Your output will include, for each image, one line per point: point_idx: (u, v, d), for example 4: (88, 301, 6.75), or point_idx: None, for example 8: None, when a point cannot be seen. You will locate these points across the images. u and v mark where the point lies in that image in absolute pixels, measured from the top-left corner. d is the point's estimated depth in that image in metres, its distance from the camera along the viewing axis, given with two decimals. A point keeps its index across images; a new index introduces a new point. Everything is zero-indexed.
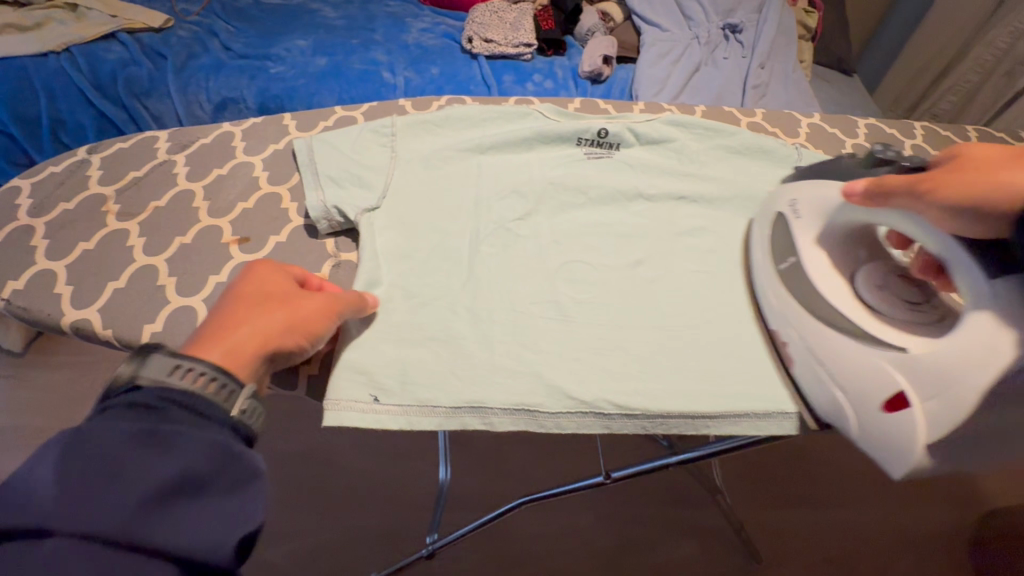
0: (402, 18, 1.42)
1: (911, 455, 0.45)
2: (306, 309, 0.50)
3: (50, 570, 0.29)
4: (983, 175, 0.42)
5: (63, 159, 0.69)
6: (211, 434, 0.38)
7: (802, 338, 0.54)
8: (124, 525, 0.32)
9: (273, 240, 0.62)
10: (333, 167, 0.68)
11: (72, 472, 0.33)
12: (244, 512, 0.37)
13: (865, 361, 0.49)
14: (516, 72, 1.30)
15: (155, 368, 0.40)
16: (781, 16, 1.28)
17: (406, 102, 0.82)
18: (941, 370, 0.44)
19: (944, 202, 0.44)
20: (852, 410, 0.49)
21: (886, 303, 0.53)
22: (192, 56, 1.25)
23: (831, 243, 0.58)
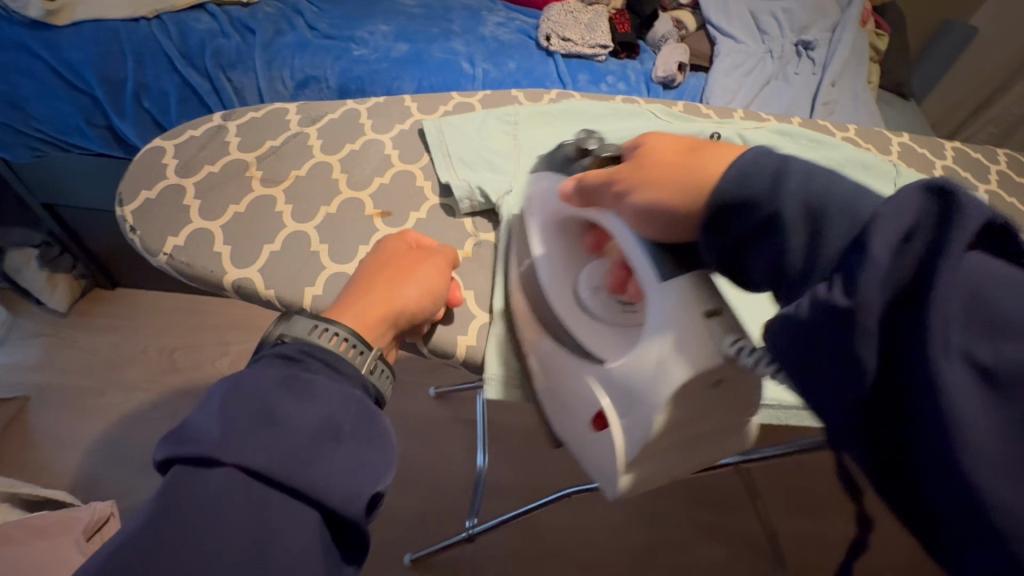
0: (478, 11, 1.44)
1: (619, 474, 0.48)
2: (421, 275, 0.54)
3: (216, 500, 0.32)
4: (671, 175, 0.46)
5: (202, 124, 0.71)
6: (341, 393, 0.41)
7: (538, 347, 0.55)
8: (275, 463, 0.34)
9: (414, 216, 0.65)
10: (467, 150, 0.71)
11: (231, 409, 0.37)
12: (377, 465, 0.39)
13: (580, 379, 0.51)
14: (591, 72, 1.32)
15: (298, 328, 0.45)
16: (854, 37, 1.31)
17: (518, 93, 0.84)
18: (624, 385, 0.47)
19: (639, 201, 0.48)
20: (579, 423, 0.52)
21: (596, 305, 0.55)
22: (278, 33, 1.28)
23: (555, 248, 0.59)
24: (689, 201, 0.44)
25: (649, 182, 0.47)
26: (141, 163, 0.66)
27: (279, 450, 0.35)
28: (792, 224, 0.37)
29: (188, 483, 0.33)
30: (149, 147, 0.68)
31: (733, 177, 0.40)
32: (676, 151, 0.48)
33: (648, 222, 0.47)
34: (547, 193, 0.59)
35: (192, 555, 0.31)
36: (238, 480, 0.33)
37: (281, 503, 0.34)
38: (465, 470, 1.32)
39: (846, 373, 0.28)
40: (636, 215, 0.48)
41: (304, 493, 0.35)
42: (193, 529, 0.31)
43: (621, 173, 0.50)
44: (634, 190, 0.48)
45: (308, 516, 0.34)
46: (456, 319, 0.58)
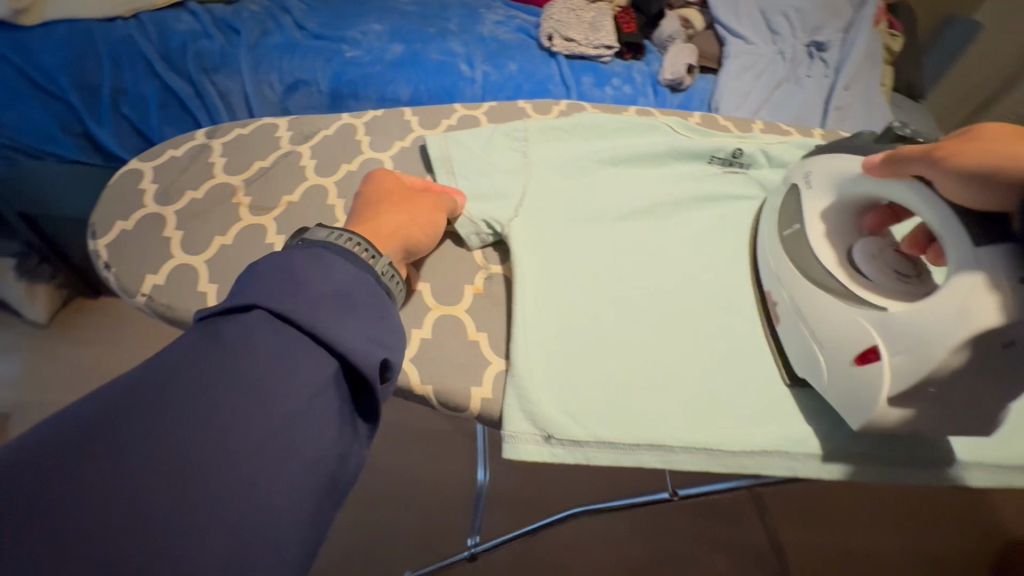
0: (476, 9, 1.38)
1: (876, 406, 0.47)
2: (421, 207, 0.56)
3: (249, 335, 0.34)
4: (1004, 148, 0.41)
5: (184, 142, 0.65)
6: (351, 272, 0.44)
7: (789, 297, 0.56)
8: (304, 311, 0.37)
9: None
10: (474, 173, 0.65)
11: (258, 277, 0.39)
12: (383, 341, 0.42)
13: (846, 318, 0.50)
14: (596, 74, 1.27)
15: (317, 234, 0.47)
16: (869, 37, 1.26)
17: (526, 104, 0.79)
18: (913, 329, 0.45)
19: (963, 167, 0.43)
20: (829, 373, 0.51)
21: (870, 269, 0.53)
22: (264, 34, 1.20)
23: (834, 215, 0.58)
24: (1013, 171, 0.40)
25: (963, 152, 0.43)
26: (117, 188, 0.60)
27: (307, 319, 0.37)
28: None
29: (219, 331, 0.35)
30: (126, 169, 0.62)
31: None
32: (1008, 129, 0.43)
33: (971, 190, 0.43)
34: (834, 164, 0.58)
35: (192, 399, 0.30)
36: (255, 344, 0.34)
37: (288, 387, 0.33)
38: (465, 484, 1.27)
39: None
40: (952, 176, 0.43)
41: (309, 385, 0.35)
42: (203, 377, 0.32)
43: (948, 143, 0.45)
44: (963, 159, 0.43)
45: (329, 361, 0.37)
46: (466, 367, 0.53)
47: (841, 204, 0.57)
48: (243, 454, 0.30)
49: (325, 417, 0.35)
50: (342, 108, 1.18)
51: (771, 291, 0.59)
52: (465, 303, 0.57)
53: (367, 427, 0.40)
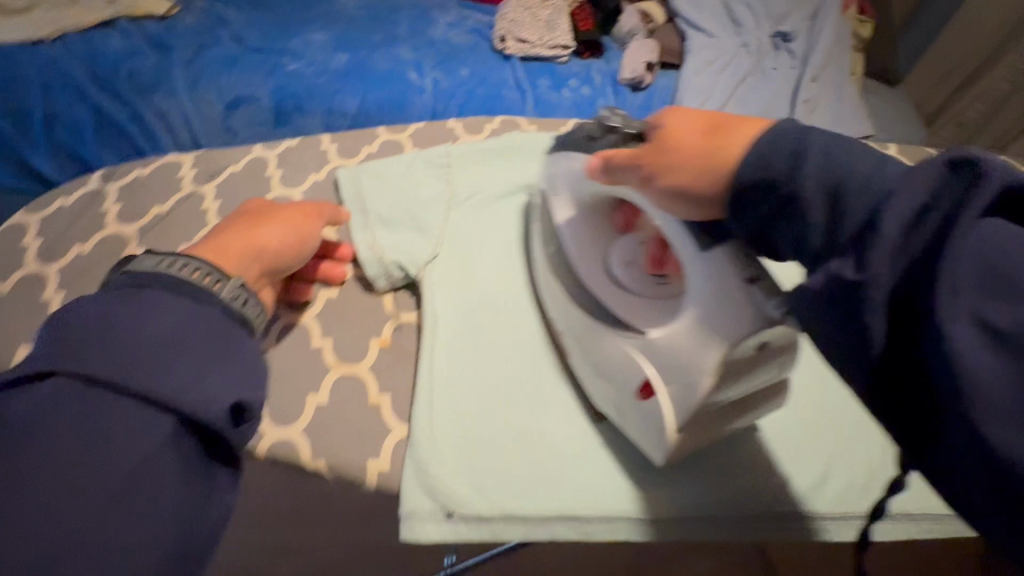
0: (427, 10, 1.32)
1: (669, 437, 0.55)
2: (288, 225, 0.55)
3: (53, 405, 0.34)
4: (686, 157, 0.48)
5: (80, 189, 0.62)
6: (192, 309, 0.42)
7: (570, 326, 0.63)
8: (117, 370, 0.36)
9: (325, 296, 0.64)
10: (389, 207, 0.67)
11: (62, 333, 0.37)
12: (223, 379, 0.40)
13: (610, 349, 0.59)
14: (552, 76, 1.22)
15: (148, 262, 0.44)
16: (838, 25, 1.19)
17: (455, 123, 0.75)
18: (672, 355, 0.54)
19: (665, 184, 0.51)
20: (608, 390, 0.59)
21: (630, 281, 0.61)
22: (201, 48, 1.14)
23: (575, 225, 0.66)
24: (698, 192, 0.48)
25: (667, 169, 0.50)
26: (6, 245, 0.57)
27: (119, 374, 0.36)
28: (813, 209, 0.41)
29: (45, 395, 0.35)
30: (16, 223, 0.59)
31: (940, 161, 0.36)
32: (692, 126, 0.49)
33: (681, 202, 0.50)
34: (571, 166, 0.63)
35: (9, 482, 0.32)
36: (83, 413, 0.34)
37: (113, 460, 0.34)
38: None
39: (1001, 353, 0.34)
40: (667, 194, 0.51)
41: (137, 453, 0.34)
42: (25, 457, 0.32)
43: (648, 153, 0.52)
44: (663, 173, 0.51)
45: (156, 422, 0.36)
46: None
47: (580, 208, 0.65)
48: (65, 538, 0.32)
49: (163, 481, 0.35)
50: (288, 123, 1.13)
51: (556, 319, 0.65)
52: (367, 359, 0.60)
53: (226, 473, 0.40)
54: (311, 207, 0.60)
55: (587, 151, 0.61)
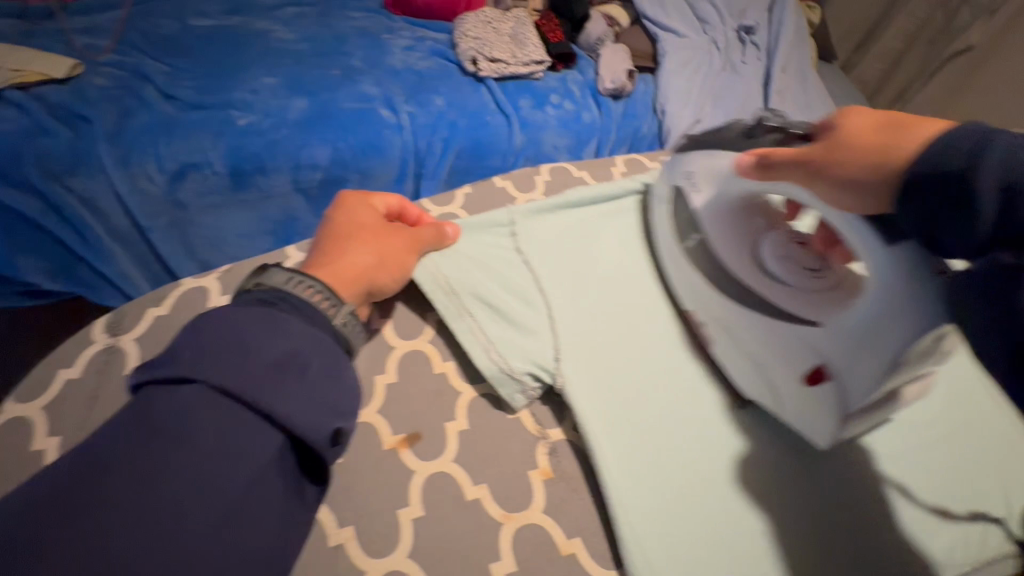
0: (377, 35, 1.19)
1: (833, 427, 0.51)
2: (393, 244, 0.51)
3: (182, 413, 0.32)
4: (861, 149, 0.43)
5: (78, 351, 0.47)
6: (314, 335, 0.40)
7: (715, 315, 0.59)
8: (248, 388, 0.34)
9: (452, 429, 0.46)
10: (485, 292, 0.54)
11: (187, 340, 0.36)
12: (335, 405, 0.38)
13: (781, 337, 0.55)
14: (532, 95, 1.15)
15: (271, 278, 0.42)
16: (793, 16, 1.24)
17: (503, 181, 0.68)
18: (855, 342, 0.49)
19: (837, 174, 0.45)
20: (809, 398, 0.53)
21: (787, 273, 0.55)
22: (125, 114, 0.94)
23: (716, 222, 0.60)
24: (873, 181, 0.42)
25: (841, 161, 0.45)
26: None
27: (247, 390, 0.34)
28: (986, 200, 0.35)
29: (151, 407, 0.33)
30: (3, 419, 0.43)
31: (926, 161, 0.38)
32: (865, 127, 0.44)
33: (841, 196, 0.45)
34: (714, 165, 0.58)
35: (146, 483, 0.30)
36: (187, 433, 0.31)
37: (220, 483, 0.31)
38: None
39: (1005, 314, 0.35)
40: (829, 190, 0.46)
41: (247, 471, 0.33)
42: (133, 477, 0.30)
43: (821, 153, 0.46)
44: (836, 168, 0.45)
45: (272, 437, 0.34)
46: None
47: (725, 206, 0.58)
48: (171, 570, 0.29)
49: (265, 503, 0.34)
50: (249, 186, 0.98)
51: (695, 312, 0.60)
52: (540, 500, 0.44)
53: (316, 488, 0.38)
54: (421, 232, 0.55)
55: (739, 150, 0.56)
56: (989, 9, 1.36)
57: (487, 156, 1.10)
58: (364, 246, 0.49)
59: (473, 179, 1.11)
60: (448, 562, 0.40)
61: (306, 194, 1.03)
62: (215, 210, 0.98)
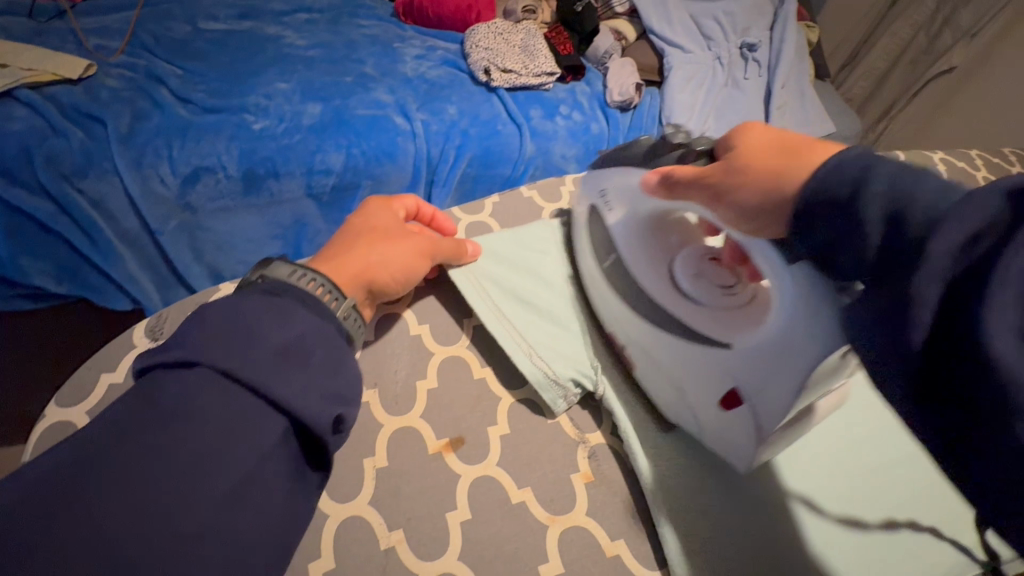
0: (389, 43, 1.20)
1: (749, 455, 0.47)
2: (404, 246, 0.51)
3: (188, 396, 0.31)
4: (766, 169, 0.39)
5: (119, 355, 0.47)
6: (318, 323, 0.39)
7: (638, 339, 0.53)
8: (251, 370, 0.33)
9: (494, 433, 0.48)
10: (527, 300, 0.57)
11: (196, 323, 0.35)
12: (339, 393, 0.37)
13: (692, 360, 0.49)
14: (542, 105, 1.17)
15: (279, 270, 0.42)
16: (794, 35, 1.29)
17: (530, 190, 0.70)
18: (769, 365, 0.43)
19: (738, 195, 0.41)
20: (707, 424, 0.49)
21: (698, 292, 0.50)
22: (138, 117, 0.92)
23: (626, 239, 0.54)
24: (767, 207, 0.39)
25: (746, 182, 0.40)
26: None
27: (252, 372, 0.33)
28: (868, 212, 0.32)
29: (155, 388, 0.31)
30: (48, 424, 0.43)
31: (815, 185, 0.35)
32: (769, 148, 0.40)
33: (748, 218, 0.41)
34: (626, 182, 0.52)
35: (144, 464, 0.28)
36: (189, 415, 0.30)
37: (224, 467, 0.30)
38: None
39: (892, 335, 0.29)
40: (733, 212, 0.42)
41: (250, 455, 0.31)
42: (134, 459, 0.28)
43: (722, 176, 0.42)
44: (733, 190, 0.41)
45: (277, 422, 0.33)
46: None
47: (638, 226, 0.53)
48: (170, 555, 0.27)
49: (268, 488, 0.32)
50: (261, 190, 0.97)
51: (615, 334, 0.55)
52: (583, 503, 0.45)
53: (316, 476, 0.37)
54: (438, 241, 0.54)
55: (648, 167, 0.51)
56: (969, 32, 1.38)
57: (497, 165, 1.12)
58: (372, 245, 0.49)
59: (491, 190, 1.14)
60: (498, 563, 0.41)
61: (317, 199, 1.02)
62: (224, 214, 0.97)
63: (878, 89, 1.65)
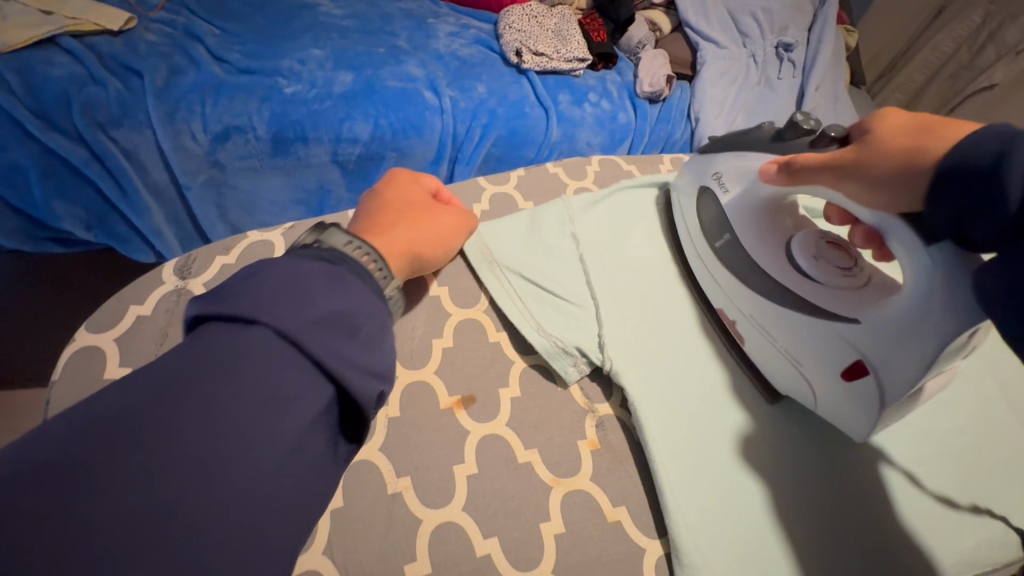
0: (423, 19, 1.20)
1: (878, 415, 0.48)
2: (443, 224, 0.52)
3: (239, 356, 0.30)
4: (902, 139, 0.41)
5: (149, 290, 0.49)
6: (372, 300, 0.39)
7: (745, 311, 0.56)
8: (299, 332, 0.32)
9: (506, 396, 0.49)
10: (532, 274, 0.57)
11: (259, 280, 0.34)
12: (376, 369, 0.36)
13: (807, 336, 0.52)
14: (571, 91, 1.17)
15: (333, 239, 0.41)
16: (833, 38, 1.27)
17: (556, 167, 0.71)
18: (891, 332, 0.45)
19: (875, 173, 0.42)
20: (827, 386, 0.51)
21: (821, 273, 0.53)
22: (174, 71, 0.93)
23: (751, 221, 0.58)
24: (889, 183, 0.41)
25: (877, 159, 0.42)
26: (74, 378, 0.43)
27: (304, 335, 0.32)
28: (1014, 172, 0.32)
29: (208, 339, 0.31)
30: (78, 346, 0.45)
31: (955, 155, 0.36)
32: (904, 127, 0.41)
33: (883, 195, 0.42)
34: (743, 165, 0.57)
35: (185, 421, 0.27)
36: (239, 374, 0.29)
37: (271, 428, 0.29)
38: None
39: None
40: (860, 188, 0.43)
41: (297, 422, 0.30)
42: (180, 413, 0.27)
43: (852, 156, 0.44)
44: (868, 170, 0.43)
45: (318, 393, 0.32)
46: (620, 565, 0.43)
47: (755, 207, 0.57)
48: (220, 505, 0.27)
49: (307, 457, 0.32)
50: (288, 154, 0.97)
51: (725, 309, 0.59)
52: (586, 471, 0.47)
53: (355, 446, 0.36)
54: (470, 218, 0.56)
55: (777, 151, 0.53)
56: (1014, 49, 1.34)
57: (522, 147, 1.12)
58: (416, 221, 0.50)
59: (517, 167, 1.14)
60: (501, 519, 0.42)
61: (341, 167, 1.03)
62: (250, 173, 0.98)
63: (914, 101, 1.61)
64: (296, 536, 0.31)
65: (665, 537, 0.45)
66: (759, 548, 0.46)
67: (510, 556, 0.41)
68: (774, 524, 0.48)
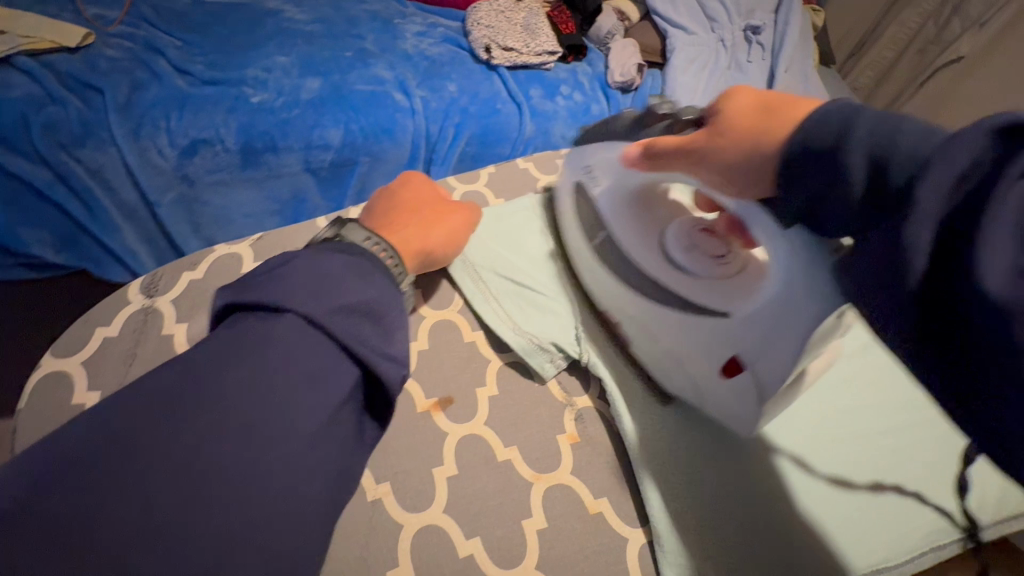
0: (390, 20, 1.19)
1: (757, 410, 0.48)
2: (454, 221, 0.53)
3: (270, 336, 0.33)
4: (743, 125, 0.38)
5: (115, 311, 0.48)
6: (392, 289, 0.41)
7: (628, 310, 0.54)
8: (326, 315, 0.34)
9: (483, 395, 0.49)
10: (504, 269, 0.57)
11: (284, 274, 0.36)
12: (396, 355, 0.38)
13: (683, 330, 0.50)
14: (542, 85, 1.17)
15: (354, 236, 0.44)
16: (800, 18, 1.28)
17: (526, 163, 0.71)
18: (763, 324, 0.45)
19: (722, 160, 0.40)
20: (709, 386, 0.50)
21: (691, 263, 0.50)
22: (137, 87, 0.92)
23: (620, 215, 0.54)
24: (738, 170, 0.39)
25: (727, 144, 0.40)
26: (42, 405, 0.43)
27: (327, 319, 0.34)
28: (855, 162, 0.31)
29: (239, 324, 0.34)
30: (43, 373, 0.45)
31: (796, 140, 0.35)
32: (746, 109, 0.39)
33: (737, 181, 0.40)
34: (610, 155, 0.53)
35: (227, 394, 0.30)
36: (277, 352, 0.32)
37: (307, 401, 0.32)
38: None
39: (892, 274, 0.30)
40: (716, 175, 0.41)
41: (330, 398, 0.33)
42: (226, 387, 0.30)
43: (702, 144, 0.42)
44: (716, 156, 0.41)
45: (346, 372, 0.35)
46: (602, 555, 0.44)
47: (626, 200, 0.54)
48: (264, 468, 0.29)
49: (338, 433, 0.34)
50: (259, 165, 0.96)
51: (611, 312, 0.56)
52: (566, 465, 0.47)
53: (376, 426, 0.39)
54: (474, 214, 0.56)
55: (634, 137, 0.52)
56: (978, 22, 1.34)
57: (496, 143, 1.11)
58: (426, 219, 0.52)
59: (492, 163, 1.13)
60: (483, 518, 0.43)
61: (315, 175, 1.02)
62: (222, 187, 0.96)
63: (885, 77, 1.62)
64: (326, 508, 0.33)
65: (646, 525, 0.47)
66: (730, 523, 0.48)
67: (493, 555, 0.41)
68: (751, 492, 0.50)
